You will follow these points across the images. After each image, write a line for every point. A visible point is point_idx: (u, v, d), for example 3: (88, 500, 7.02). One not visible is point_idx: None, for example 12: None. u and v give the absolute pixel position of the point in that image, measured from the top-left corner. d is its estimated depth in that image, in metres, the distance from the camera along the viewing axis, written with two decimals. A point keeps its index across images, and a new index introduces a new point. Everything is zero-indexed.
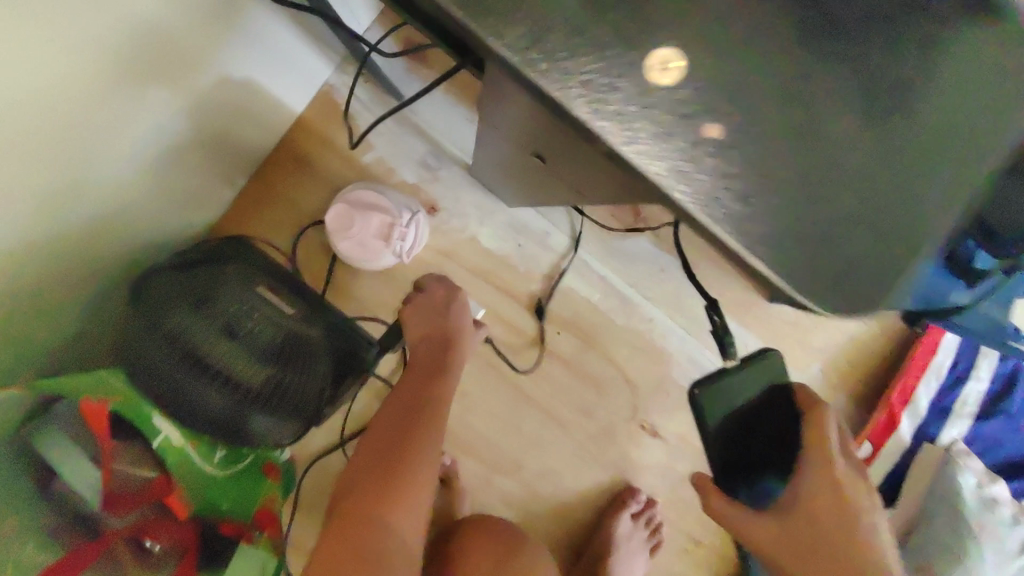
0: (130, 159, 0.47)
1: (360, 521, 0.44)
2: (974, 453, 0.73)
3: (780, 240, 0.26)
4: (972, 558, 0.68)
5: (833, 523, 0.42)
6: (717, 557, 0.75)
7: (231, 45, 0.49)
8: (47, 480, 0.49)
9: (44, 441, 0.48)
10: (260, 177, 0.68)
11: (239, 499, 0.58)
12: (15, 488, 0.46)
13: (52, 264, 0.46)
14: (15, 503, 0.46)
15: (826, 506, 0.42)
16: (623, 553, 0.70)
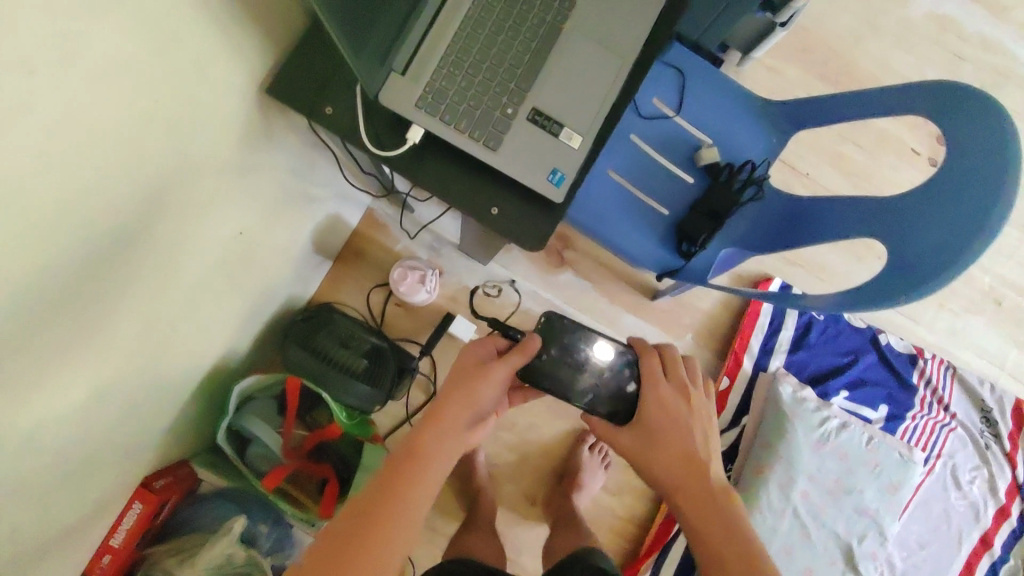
0: (283, 259, 0.92)
1: (390, 487, 0.54)
2: (791, 372, 1.18)
3: (540, 230, 0.60)
4: (791, 432, 1.12)
5: (664, 431, 0.64)
6: None
7: (330, 196, 0.96)
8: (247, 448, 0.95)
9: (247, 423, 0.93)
10: (337, 265, 1.14)
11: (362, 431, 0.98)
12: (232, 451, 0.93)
13: (248, 318, 0.92)
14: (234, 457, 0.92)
15: (659, 424, 0.65)
16: (588, 467, 1.13)
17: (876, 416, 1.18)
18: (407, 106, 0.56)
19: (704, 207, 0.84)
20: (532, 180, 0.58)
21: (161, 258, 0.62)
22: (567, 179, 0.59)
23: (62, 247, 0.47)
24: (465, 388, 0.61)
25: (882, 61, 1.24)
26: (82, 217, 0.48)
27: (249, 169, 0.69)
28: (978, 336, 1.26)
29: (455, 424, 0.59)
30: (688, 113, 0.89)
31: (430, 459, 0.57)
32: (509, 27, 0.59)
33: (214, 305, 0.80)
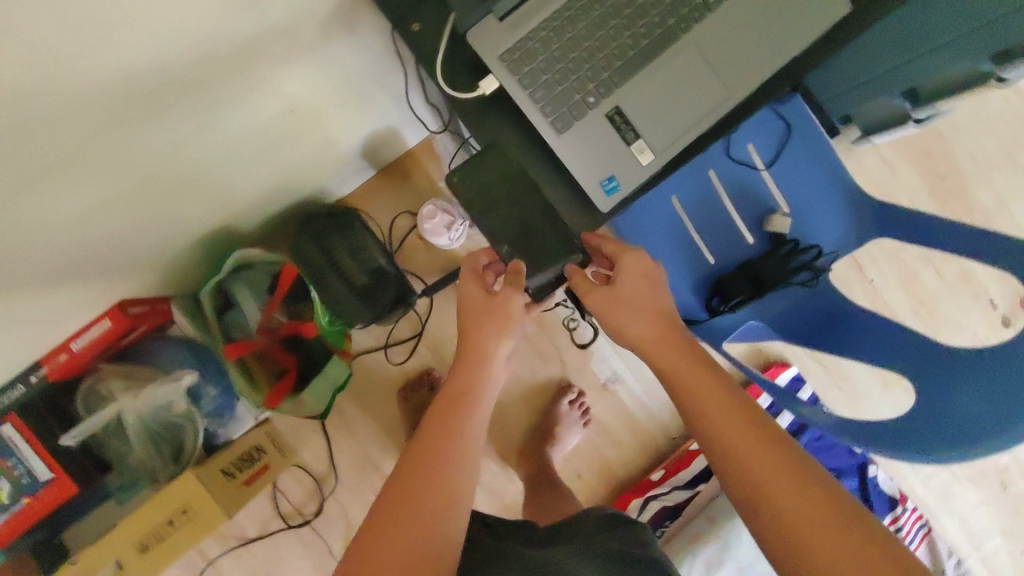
0: (328, 150, 0.91)
1: (444, 429, 0.52)
2: None
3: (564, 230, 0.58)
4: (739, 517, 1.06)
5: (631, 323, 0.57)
6: (590, 489, 1.15)
7: (396, 110, 0.93)
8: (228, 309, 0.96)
9: (235, 289, 0.94)
10: (379, 177, 1.12)
11: (335, 340, 0.98)
12: (213, 307, 0.93)
13: (273, 193, 0.91)
14: (211, 314, 0.93)
15: (611, 307, 0.57)
16: (564, 423, 1.09)
17: None
18: (490, 56, 0.53)
19: (749, 272, 0.79)
20: (584, 178, 0.55)
21: (202, 105, 0.60)
22: (619, 190, 0.55)
23: (109, 64, 0.47)
24: (476, 329, 0.58)
25: (1001, 199, 1.14)
26: (140, 33, 0.46)
27: (323, 54, 0.67)
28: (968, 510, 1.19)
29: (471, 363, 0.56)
30: (776, 172, 0.83)
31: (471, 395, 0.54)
32: (627, 15, 0.54)
33: (244, 170, 0.79)
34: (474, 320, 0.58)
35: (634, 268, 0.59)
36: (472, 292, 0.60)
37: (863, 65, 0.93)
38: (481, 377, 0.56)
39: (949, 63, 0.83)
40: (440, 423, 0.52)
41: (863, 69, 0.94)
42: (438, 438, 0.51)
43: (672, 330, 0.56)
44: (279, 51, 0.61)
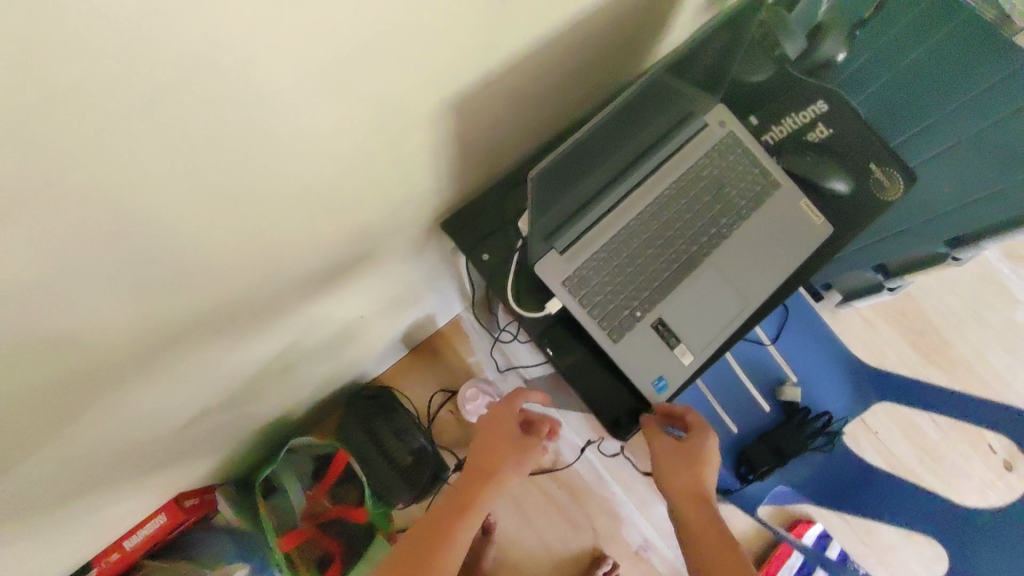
0: (376, 342, 1.00)
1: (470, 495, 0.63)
2: None
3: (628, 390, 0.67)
4: None
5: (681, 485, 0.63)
6: None
7: (436, 301, 1.05)
8: (272, 494, 0.98)
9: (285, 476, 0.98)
10: (411, 357, 1.21)
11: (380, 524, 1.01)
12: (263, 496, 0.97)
13: (325, 384, 0.99)
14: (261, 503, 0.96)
15: (665, 455, 0.64)
16: None
17: None
18: (554, 282, 0.64)
19: (771, 442, 0.87)
20: (635, 378, 0.64)
21: (301, 323, 0.69)
22: (667, 387, 0.65)
23: (260, 303, 0.55)
24: (502, 444, 0.68)
25: (976, 349, 1.27)
26: (290, 280, 0.56)
27: (391, 274, 0.79)
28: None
29: (501, 454, 0.67)
30: (782, 345, 0.95)
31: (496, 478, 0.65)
32: (659, 246, 0.67)
33: (312, 372, 0.87)
34: (511, 433, 0.69)
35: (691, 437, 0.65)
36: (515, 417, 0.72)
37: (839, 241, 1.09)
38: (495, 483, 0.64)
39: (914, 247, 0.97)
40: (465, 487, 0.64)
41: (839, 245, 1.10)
42: (460, 512, 0.61)
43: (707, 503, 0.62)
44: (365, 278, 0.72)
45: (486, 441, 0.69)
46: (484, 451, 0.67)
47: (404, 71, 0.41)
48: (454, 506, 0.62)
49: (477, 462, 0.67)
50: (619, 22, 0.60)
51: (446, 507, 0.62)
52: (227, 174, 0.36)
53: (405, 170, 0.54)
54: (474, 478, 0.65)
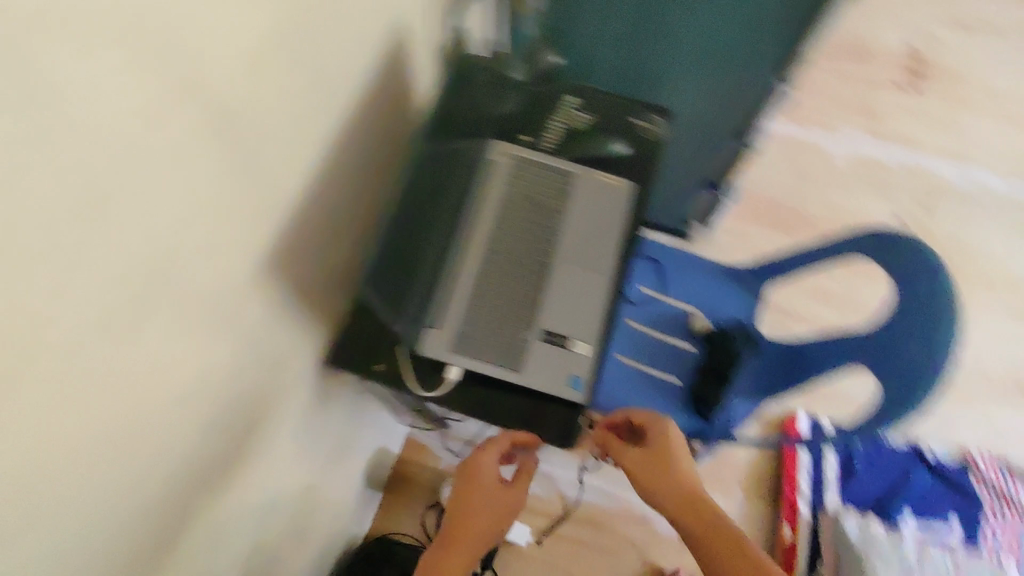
0: (343, 499, 1.00)
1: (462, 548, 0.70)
2: (850, 509, 1.22)
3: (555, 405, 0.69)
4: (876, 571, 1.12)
5: (654, 480, 0.70)
6: None
7: (375, 431, 1.06)
8: None
9: None
10: (388, 495, 1.21)
11: None
12: None
13: (315, 567, 0.96)
14: None
15: (645, 467, 0.71)
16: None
17: (946, 529, 1.23)
18: (444, 352, 0.67)
19: (709, 371, 0.96)
20: (554, 389, 0.67)
21: (251, 519, 0.69)
22: (583, 381, 0.68)
23: (185, 517, 0.55)
24: (478, 508, 0.72)
25: (823, 208, 1.45)
26: (201, 481, 0.56)
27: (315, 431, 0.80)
28: (1005, 424, 1.35)
29: (488, 510, 0.73)
30: (671, 290, 1.06)
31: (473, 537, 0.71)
32: (510, 270, 0.72)
33: (291, 560, 0.85)
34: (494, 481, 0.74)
35: (664, 441, 0.73)
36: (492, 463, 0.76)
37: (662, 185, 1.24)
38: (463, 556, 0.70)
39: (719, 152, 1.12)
40: (457, 541, 0.70)
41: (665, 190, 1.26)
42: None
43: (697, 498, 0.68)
44: (288, 448, 0.73)
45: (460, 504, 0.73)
46: (465, 515, 0.72)
47: (191, 251, 0.46)
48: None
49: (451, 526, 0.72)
50: (374, 132, 0.70)
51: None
52: (64, 414, 0.39)
53: (252, 330, 0.58)
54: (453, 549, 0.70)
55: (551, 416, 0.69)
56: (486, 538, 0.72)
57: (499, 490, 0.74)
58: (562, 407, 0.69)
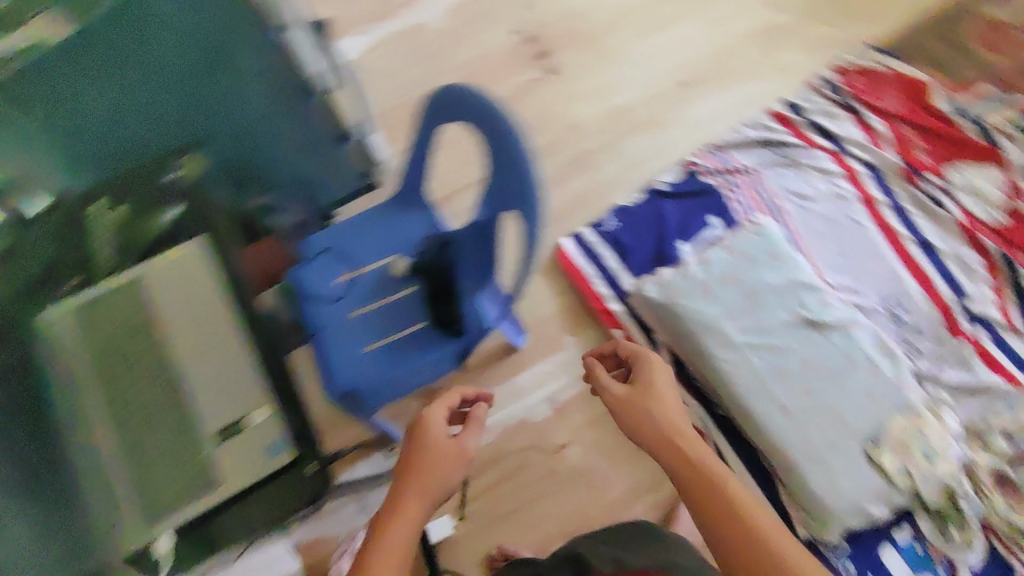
0: None
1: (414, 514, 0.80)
2: (644, 276, 1.34)
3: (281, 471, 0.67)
4: (687, 306, 1.25)
5: (641, 409, 0.90)
6: None
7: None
8: None
9: None
10: None
11: None
12: None
13: None
14: None
15: (627, 405, 0.91)
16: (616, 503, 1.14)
17: (711, 228, 1.38)
18: (147, 531, 0.63)
19: (434, 298, 0.99)
20: (264, 468, 0.65)
21: None
22: (282, 441, 0.66)
23: None
24: (433, 464, 0.85)
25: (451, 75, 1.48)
26: None
27: None
28: (692, 122, 1.53)
29: (441, 463, 0.85)
30: (363, 261, 1.05)
31: (428, 483, 0.83)
32: (139, 411, 0.66)
33: None
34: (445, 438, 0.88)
35: (644, 375, 0.93)
36: (433, 433, 0.88)
37: (311, 196, 1.20)
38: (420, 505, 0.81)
39: (309, 112, 1.18)
40: (408, 506, 0.80)
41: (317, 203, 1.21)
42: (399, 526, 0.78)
43: (674, 427, 0.88)
44: None
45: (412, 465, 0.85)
46: (418, 468, 0.84)
47: None
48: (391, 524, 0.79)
49: (411, 481, 0.83)
50: None
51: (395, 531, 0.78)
52: None
53: None
54: (411, 497, 0.81)
55: (284, 481, 0.67)
56: (439, 491, 0.84)
57: (444, 447, 0.86)
58: (286, 471, 0.67)
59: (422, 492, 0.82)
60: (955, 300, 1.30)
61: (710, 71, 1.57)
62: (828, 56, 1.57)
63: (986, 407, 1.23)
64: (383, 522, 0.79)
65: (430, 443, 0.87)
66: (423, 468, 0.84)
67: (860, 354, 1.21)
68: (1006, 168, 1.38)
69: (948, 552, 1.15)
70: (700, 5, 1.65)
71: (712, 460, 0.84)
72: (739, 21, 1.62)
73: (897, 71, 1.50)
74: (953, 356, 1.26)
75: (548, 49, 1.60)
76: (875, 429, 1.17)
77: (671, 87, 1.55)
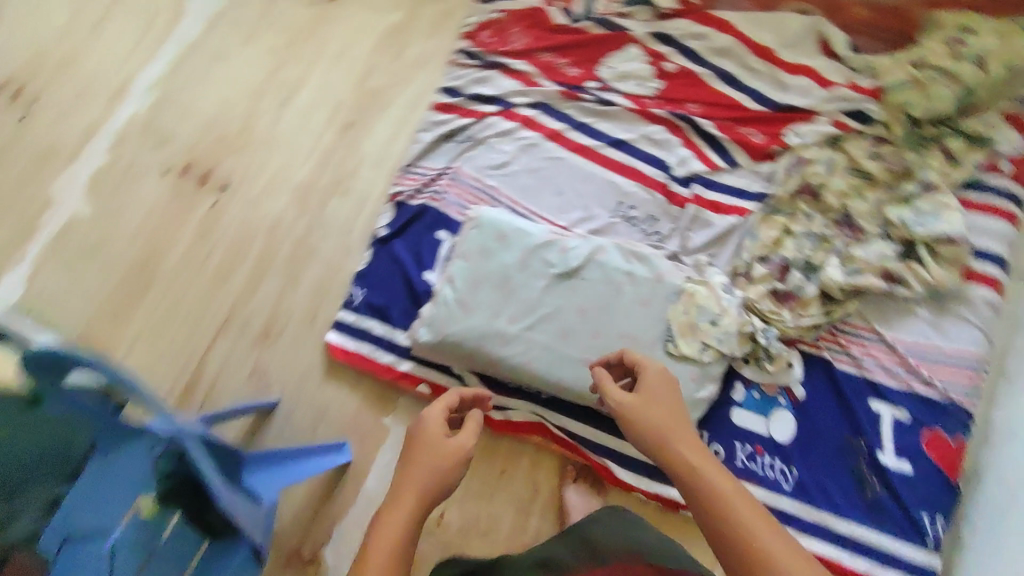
0: None
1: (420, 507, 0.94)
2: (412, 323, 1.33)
3: None
4: (457, 331, 1.25)
5: (644, 412, 0.97)
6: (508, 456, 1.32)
7: None
8: None
9: None
10: None
11: None
12: None
13: None
14: None
15: (629, 408, 0.98)
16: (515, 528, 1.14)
17: (443, 244, 1.38)
18: None
19: None
20: None
21: None
22: None
23: None
24: (430, 445, 1.01)
25: None
26: None
27: None
28: (374, 156, 1.51)
29: (433, 451, 1.00)
30: (109, 527, 0.92)
31: (428, 463, 0.99)
32: None
33: None
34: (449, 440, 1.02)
35: (659, 382, 1.01)
36: (435, 432, 1.02)
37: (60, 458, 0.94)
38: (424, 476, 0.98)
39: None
40: (407, 491, 0.95)
41: (71, 456, 0.96)
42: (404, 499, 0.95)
43: (669, 418, 0.96)
44: None
45: (417, 448, 1.02)
46: (419, 452, 1.01)
47: None
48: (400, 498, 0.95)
49: (416, 459, 1.00)
50: None
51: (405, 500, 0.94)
52: None
53: None
54: (417, 474, 0.98)
55: None
56: (433, 472, 0.98)
57: (449, 440, 1.02)
58: None
59: (425, 471, 0.98)
60: (664, 176, 1.40)
61: (363, 100, 1.56)
62: (450, 27, 1.60)
63: (736, 249, 1.35)
64: (389, 517, 0.92)
65: (426, 426, 1.03)
66: (426, 450, 1.00)
67: (618, 272, 1.27)
68: (636, 42, 1.50)
69: (780, 383, 1.27)
70: (315, 43, 1.60)
71: (708, 461, 0.88)
72: (359, 40, 1.60)
73: (506, 11, 1.56)
74: (688, 221, 1.37)
75: (208, 168, 1.53)
76: (665, 327, 1.24)
77: (340, 133, 1.54)
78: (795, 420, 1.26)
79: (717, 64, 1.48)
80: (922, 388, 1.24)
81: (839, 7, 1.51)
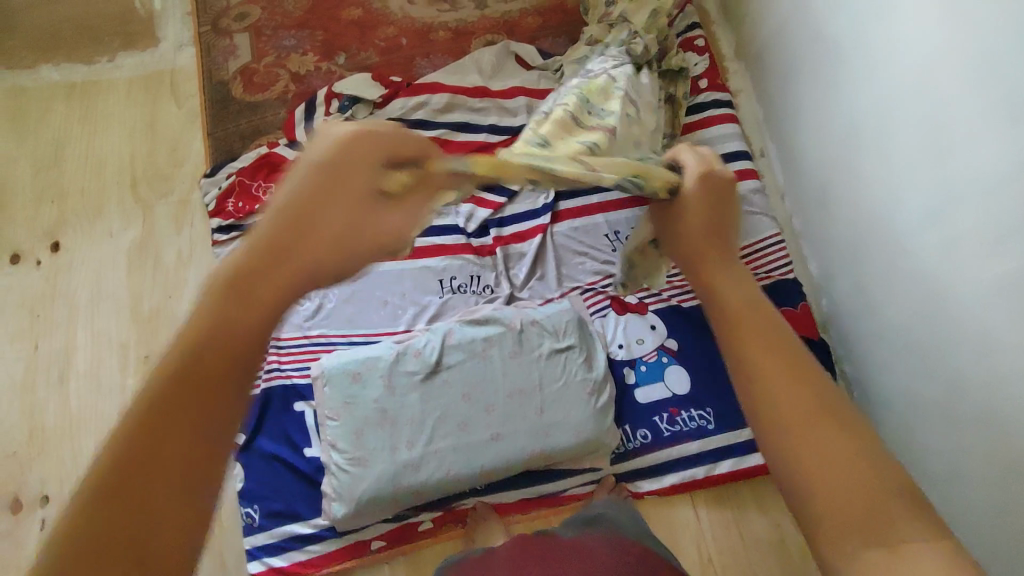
0: None
1: (283, 270, 0.61)
2: (325, 505, 1.25)
3: None
4: (368, 487, 1.22)
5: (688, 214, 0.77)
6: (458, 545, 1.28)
7: None
8: None
9: None
10: None
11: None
12: None
13: None
14: None
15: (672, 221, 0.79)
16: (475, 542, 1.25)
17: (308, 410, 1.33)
18: None
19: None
20: None
21: None
22: None
23: None
24: (337, 186, 0.66)
25: None
26: None
27: None
28: None
29: (339, 195, 0.66)
30: None
31: (326, 201, 0.65)
32: None
33: None
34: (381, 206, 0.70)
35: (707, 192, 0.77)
36: (359, 177, 0.68)
37: None
38: (309, 215, 0.64)
39: None
40: (287, 260, 0.62)
41: None
42: (276, 239, 0.62)
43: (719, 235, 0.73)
44: None
45: (304, 187, 0.65)
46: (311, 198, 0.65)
47: None
48: (265, 256, 0.60)
49: (296, 215, 0.64)
50: None
51: (257, 252, 0.60)
52: None
53: None
54: (294, 238, 0.63)
55: None
56: (339, 214, 0.66)
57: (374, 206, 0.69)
58: None
59: (316, 211, 0.65)
60: (461, 237, 1.46)
61: (146, 327, 1.44)
62: (194, 214, 1.53)
63: (555, 261, 1.44)
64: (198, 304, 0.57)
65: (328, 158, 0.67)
66: (309, 195, 0.64)
67: (477, 342, 1.32)
68: None
69: (654, 346, 1.38)
70: (65, 302, 1.46)
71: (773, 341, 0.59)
72: (108, 276, 1.48)
73: (236, 172, 1.52)
74: (504, 262, 1.44)
75: (16, 492, 1.32)
76: (538, 365, 1.30)
77: (140, 371, 1.41)
78: (684, 367, 1.36)
79: (447, 120, 1.57)
80: (753, 283, 1.41)
81: (514, 25, 1.70)
